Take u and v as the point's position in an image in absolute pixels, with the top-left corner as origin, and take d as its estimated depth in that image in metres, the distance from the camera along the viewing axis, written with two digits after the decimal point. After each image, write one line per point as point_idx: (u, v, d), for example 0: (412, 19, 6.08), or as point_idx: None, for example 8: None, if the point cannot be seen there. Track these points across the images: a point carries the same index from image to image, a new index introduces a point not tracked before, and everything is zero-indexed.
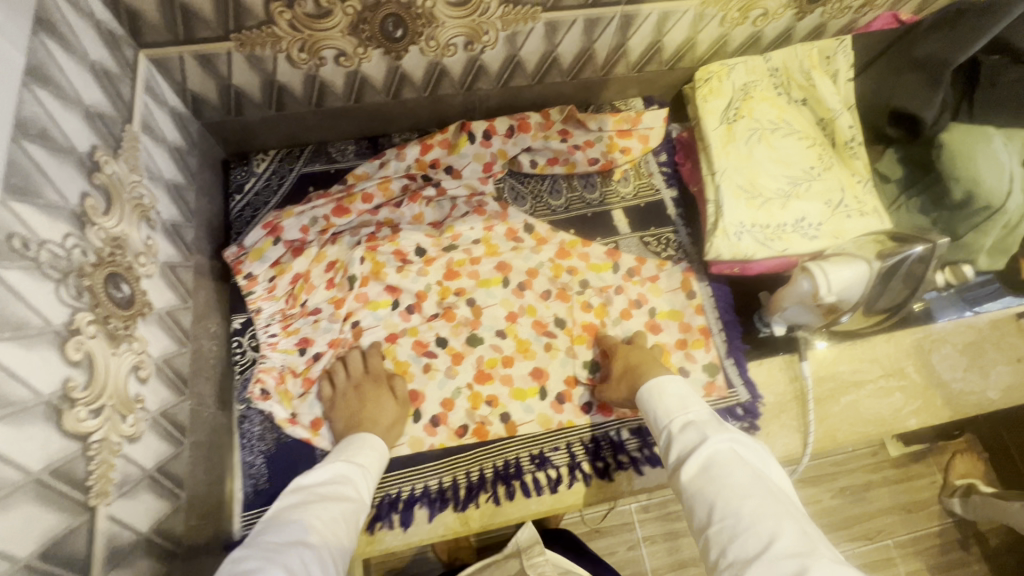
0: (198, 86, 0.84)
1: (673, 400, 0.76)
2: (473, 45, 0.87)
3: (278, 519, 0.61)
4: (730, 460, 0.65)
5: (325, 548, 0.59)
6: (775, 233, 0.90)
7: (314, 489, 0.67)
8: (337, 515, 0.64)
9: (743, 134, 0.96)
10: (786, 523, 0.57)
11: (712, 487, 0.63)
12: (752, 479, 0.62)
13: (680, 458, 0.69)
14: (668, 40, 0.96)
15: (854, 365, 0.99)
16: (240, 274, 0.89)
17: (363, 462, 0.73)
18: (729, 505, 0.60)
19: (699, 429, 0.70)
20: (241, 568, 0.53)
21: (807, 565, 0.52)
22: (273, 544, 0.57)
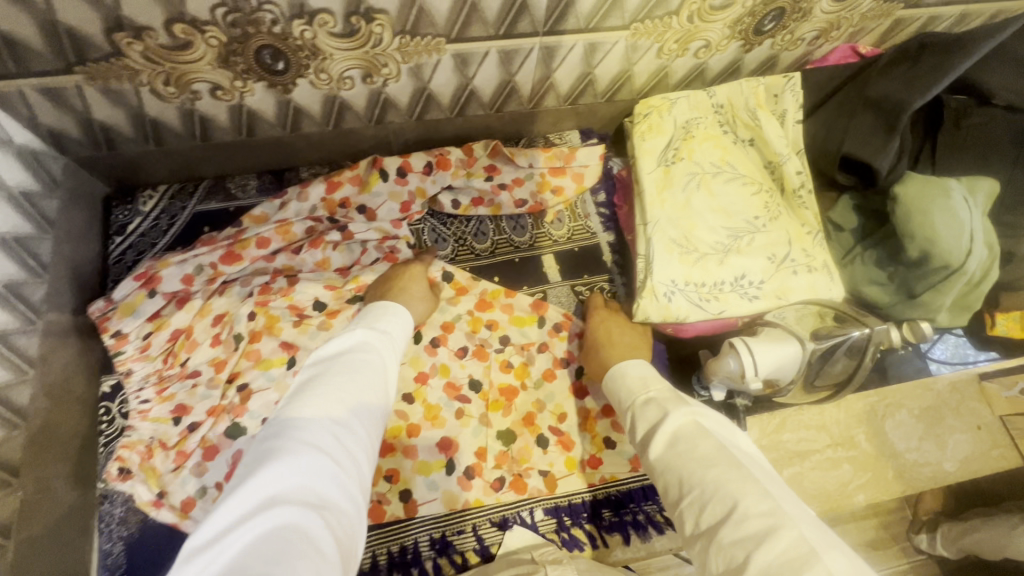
0: (53, 121, 0.74)
1: (633, 379, 0.68)
2: (373, 77, 0.77)
3: (309, 386, 0.55)
4: (693, 433, 0.57)
5: (357, 421, 0.54)
6: (711, 293, 0.81)
7: (341, 358, 0.59)
8: (371, 382, 0.58)
9: (681, 179, 0.86)
10: (751, 486, 0.50)
11: (677, 463, 0.55)
12: (716, 448, 0.54)
13: (645, 436, 0.61)
14: (600, 72, 0.86)
15: (799, 433, 0.90)
16: (107, 332, 0.79)
17: (387, 330, 0.67)
18: (694, 476, 0.53)
19: (661, 406, 0.62)
20: (274, 443, 0.48)
21: (775, 533, 0.45)
22: (305, 418, 0.51)
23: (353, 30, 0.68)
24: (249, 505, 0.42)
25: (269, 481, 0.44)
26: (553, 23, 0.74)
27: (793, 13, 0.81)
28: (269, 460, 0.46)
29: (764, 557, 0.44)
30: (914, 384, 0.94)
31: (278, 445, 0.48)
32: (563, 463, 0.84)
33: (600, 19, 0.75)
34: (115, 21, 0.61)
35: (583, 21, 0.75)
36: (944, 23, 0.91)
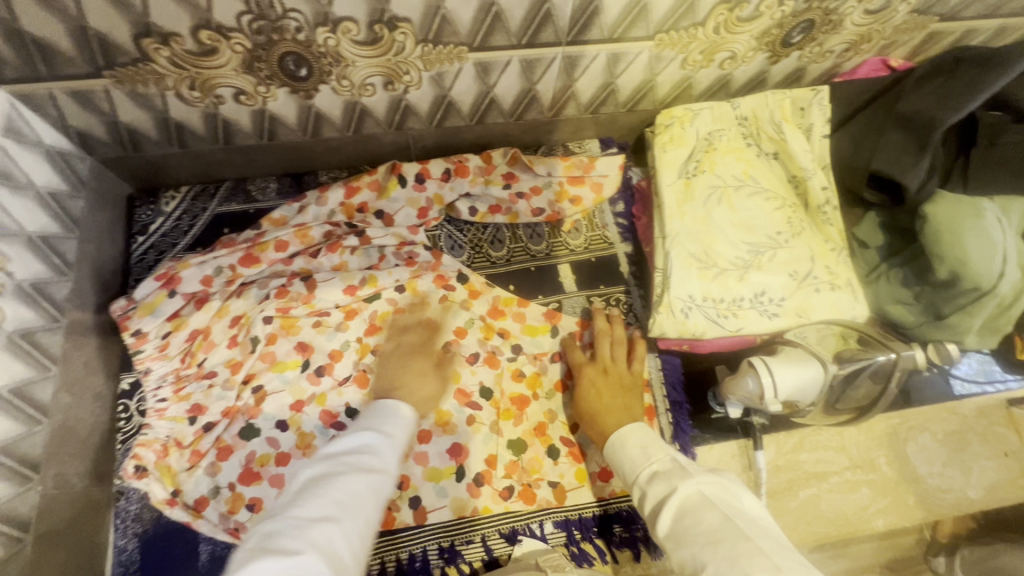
0: (81, 122, 0.75)
1: (634, 450, 0.64)
2: (394, 84, 0.77)
3: (302, 486, 0.53)
4: (699, 504, 0.53)
5: (351, 525, 0.50)
6: (729, 309, 0.80)
7: (341, 457, 0.57)
8: (367, 481, 0.55)
9: (702, 192, 0.85)
10: (760, 561, 0.45)
11: (685, 539, 0.51)
12: (722, 520, 0.50)
13: (652, 514, 0.57)
14: (622, 82, 0.85)
15: (817, 454, 0.88)
16: (127, 330, 0.80)
17: (388, 431, 0.64)
18: (702, 555, 0.49)
19: (665, 479, 0.58)
20: (265, 544, 0.45)
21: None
22: (298, 519, 0.48)
23: (376, 37, 0.68)
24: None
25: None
26: (577, 34, 0.73)
27: (823, 25, 0.79)
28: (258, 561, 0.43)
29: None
30: (937, 407, 0.92)
31: (268, 546, 0.45)
32: (573, 475, 0.83)
33: (625, 29, 0.74)
34: (144, 27, 0.62)
35: (607, 31, 0.74)
36: (981, 37, 0.88)
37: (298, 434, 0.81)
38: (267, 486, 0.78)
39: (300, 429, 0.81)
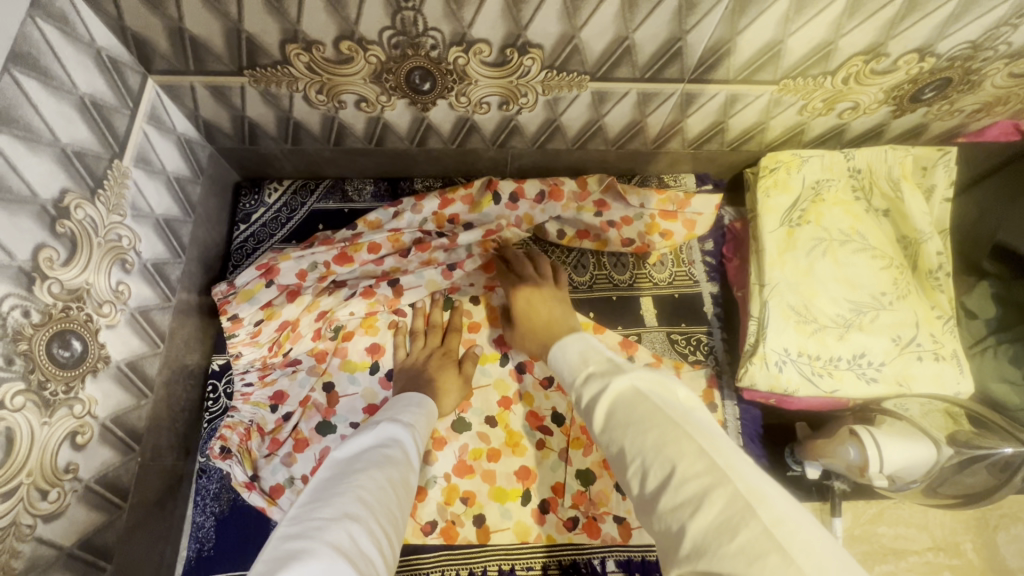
0: (210, 114, 0.79)
1: (572, 353, 0.65)
2: (509, 105, 0.78)
3: (335, 484, 0.54)
4: (630, 393, 0.54)
5: (378, 524, 0.51)
6: (825, 368, 0.76)
7: (357, 459, 0.59)
8: (389, 483, 0.57)
9: (806, 243, 0.82)
10: (687, 443, 0.45)
11: (616, 428, 0.52)
12: (649, 405, 0.51)
13: (589, 407, 0.58)
14: (733, 122, 0.83)
15: (897, 529, 0.83)
16: (224, 314, 0.82)
17: (409, 423, 0.68)
18: (631, 439, 0.50)
19: (600, 377, 0.58)
20: (285, 540, 0.46)
21: (708, 491, 0.41)
22: (329, 515, 0.48)
23: (504, 60, 0.69)
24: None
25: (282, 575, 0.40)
26: (702, 72, 0.72)
27: (960, 84, 0.75)
28: (280, 554, 0.43)
29: (698, 521, 0.40)
30: None
31: (295, 541, 0.45)
32: None
33: (751, 72, 0.72)
34: (291, 34, 0.65)
35: (733, 72, 0.72)
36: None
37: None
38: None
39: None
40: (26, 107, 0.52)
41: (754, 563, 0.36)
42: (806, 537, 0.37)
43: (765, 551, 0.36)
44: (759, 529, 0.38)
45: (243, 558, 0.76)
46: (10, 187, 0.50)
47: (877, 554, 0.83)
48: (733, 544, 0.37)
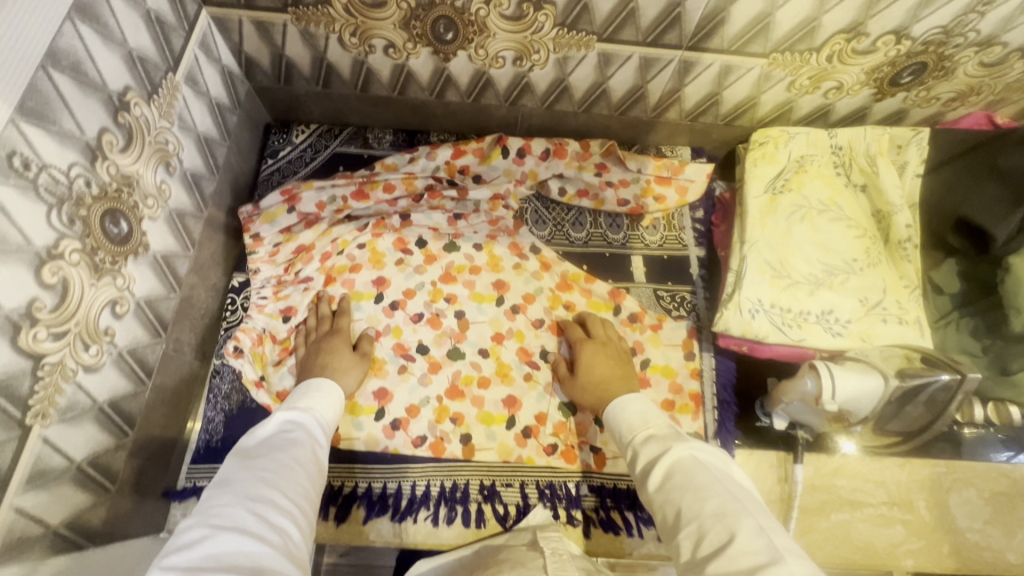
0: (253, 50, 0.87)
1: (634, 415, 0.72)
2: (522, 61, 0.86)
3: (238, 472, 0.58)
4: (690, 465, 0.62)
5: (286, 499, 0.56)
6: (795, 320, 0.83)
7: (264, 443, 0.63)
8: (296, 462, 0.62)
9: (786, 208, 0.89)
10: (746, 519, 0.54)
11: (674, 491, 0.60)
12: (712, 479, 0.59)
13: (645, 469, 0.65)
14: (727, 94, 0.91)
15: (854, 482, 0.89)
16: (248, 232, 0.91)
17: (308, 408, 0.72)
18: (691, 505, 0.57)
19: (661, 441, 0.67)
20: (188, 527, 0.51)
21: (766, 565, 0.49)
22: (229, 501, 0.53)
23: (521, 15, 0.77)
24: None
25: (177, 559, 0.47)
26: (698, 40, 0.80)
27: (935, 70, 0.83)
28: (177, 543, 0.48)
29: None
30: (989, 466, 0.91)
31: (194, 529, 0.50)
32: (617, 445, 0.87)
33: (744, 43, 0.80)
34: None
35: (727, 42, 0.80)
36: None
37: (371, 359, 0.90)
38: None
39: (375, 354, 0.90)
40: (105, 8, 0.60)
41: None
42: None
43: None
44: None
45: None
46: (87, 73, 0.58)
47: (835, 504, 0.88)
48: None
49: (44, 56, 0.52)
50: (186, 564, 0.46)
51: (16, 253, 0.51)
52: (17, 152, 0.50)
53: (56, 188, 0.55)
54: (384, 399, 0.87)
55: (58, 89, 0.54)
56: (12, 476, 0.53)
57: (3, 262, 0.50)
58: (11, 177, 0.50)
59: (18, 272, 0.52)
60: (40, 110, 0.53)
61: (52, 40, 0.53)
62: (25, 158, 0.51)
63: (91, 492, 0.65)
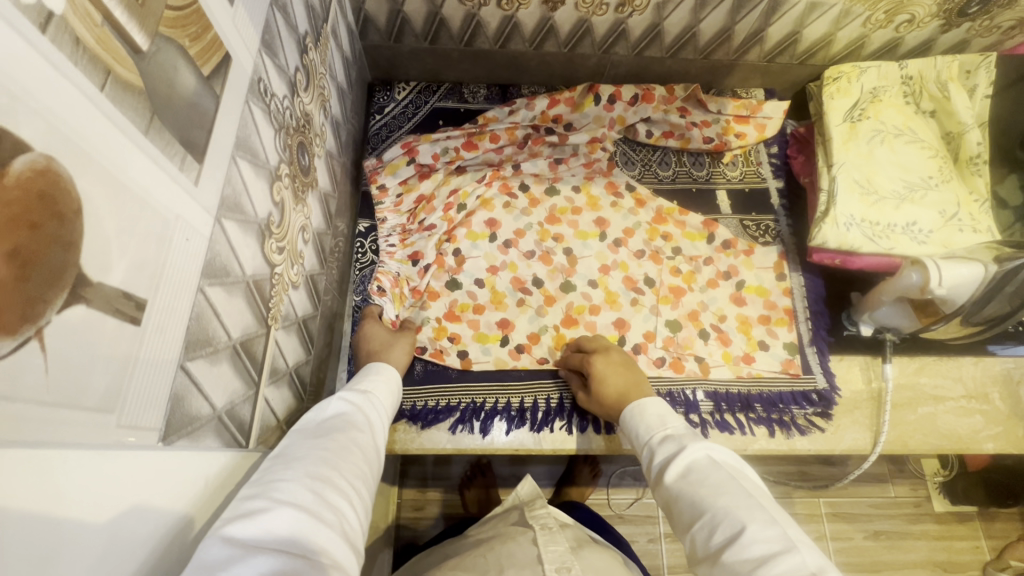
0: (373, 7, 0.93)
1: (650, 416, 0.70)
2: (624, 8, 0.93)
3: (297, 448, 0.57)
4: (706, 464, 0.60)
5: (344, 480, 0.55)
6: (884, 232, 0.91)
7: (323, 421, 0.62)
8: (352, 443, 0.60)
9: (866, 134, 0.98)
10: (758, 513, 0.54)
11: (690, 489, 0.59)
12: (728, 477, 0.58)
13: (658, 468, 0.64)
14: (807, 32, 0.99)
15: (935, 380, 0.99)
16: (376, 183, 1.01)
17: (367, 389, 0.72)
18: (705, 500, 0.57)
19: (675, 439, 0.65)
20: (250, 497, 0.49)
21: (779, 555, 0.50)
22: (289, 475, 0.52)
23: None
24: (224, 553, 0.43)
25: (233, 531, 0.45)
26: None
27: None
28: (238, 510, 0.47)
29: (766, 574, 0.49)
30: None
31: (255, 498, 0.49)
32: (720, 355, 0.96)
33: None
34: None
35: None
36: None
37: (491, 292, 0.98)
38: (465, 327, 0.95)
39: (495, 288, 0.98)
40: None
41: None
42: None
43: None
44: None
45: None
46: (290, 14, 0.65)
47: (919, 399, 0.97)
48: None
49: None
50: (244, 540, 0.44)
51: (262, 168, 0.58)
52: (262, 79, 0.57)
53: (278, 115, 0.62)
54: (507, 327, 0.95)
55: (277, 26, 0.61)
56: (264, 367, 0.61)
57: (257, 174, 0.57)
58: (259, 100, 0.57)
59: (263, 186, 0.58)
60: (271, 44, 0.59)
61: None
62: (265, 85, 0.58)
63: (295, 399, 0.73)
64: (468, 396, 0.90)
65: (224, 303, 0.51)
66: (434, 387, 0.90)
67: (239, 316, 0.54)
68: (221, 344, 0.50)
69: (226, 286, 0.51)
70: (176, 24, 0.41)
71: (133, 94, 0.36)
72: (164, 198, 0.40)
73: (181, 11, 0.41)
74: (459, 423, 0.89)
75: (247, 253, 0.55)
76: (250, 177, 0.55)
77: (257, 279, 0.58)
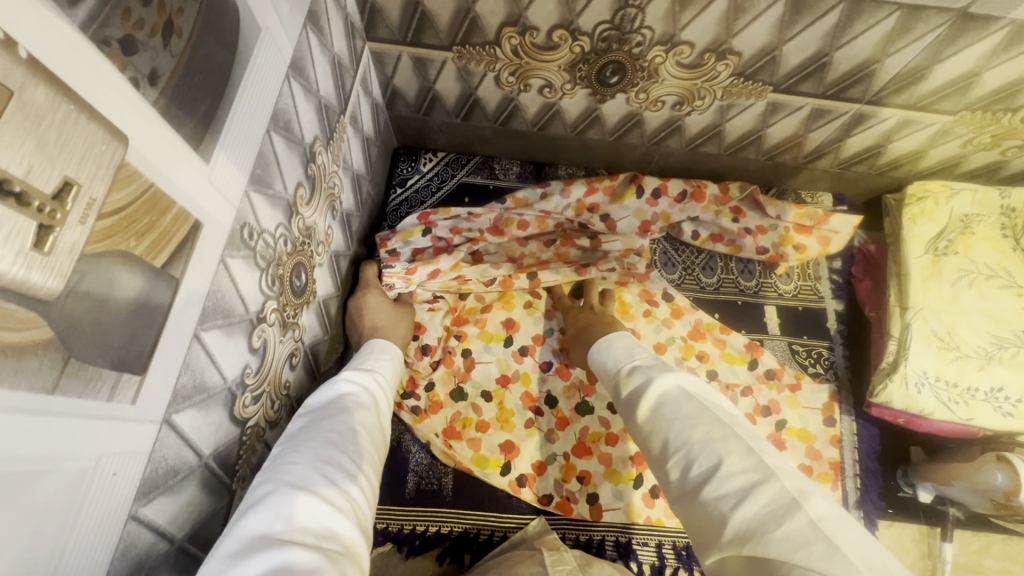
0: (402, 83, 0.85)
1: (619, 348, 0.68)
2: (682, 106, 0.82)
3: (304, 432, 0.53)
4: (679, 396, 0.56)
5: (354, 464, 0.51)
6: (962, 396, 0.78)
7: (329, 404, 0.59)
8: (361, 427, 0.57)
9: (951, 274, 0.84)
10: (734, 443, 0.49)
11: (663, 424, 0.55)
12: (699, 408, 0.54)
13: (631, 404, 0.60)
14: (893, 147, 0.86)
15: (1003, 564, 0.85)
16: (385, 249, 0.91)
17: (373, 367, 0.69)
18: (680, 434, 0.52)
19: (646, 370, 0.62)
20: (259, 486, 0.46)
21: (756, 484, 0.45)
22: (299, 459, 0.48)
23: (699, 63, 0.72)
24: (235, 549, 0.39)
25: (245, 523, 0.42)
26: (885, 94, 0.75)
27: None
28: (250, 500, 0.44)
29: (745, 512, 0.44)
30: None
31: (264, 486, 0.45)
32: None
33: (935, 100, 0.75)
34: (514, 18, 0.69)
35: (915, 98, 0.75)
36: None
37: (499, 407, 0.89)
38: (465, 446, 0.86)
39: (503, 403, 0.89)
40: (309, 59, 0.58)
41: (793, 542, 0.40)
42: (844, 528, 0.41)
43: (809, 536, 0.40)
44: (797, 517, 0.42)
45: (384, 493, 0.82)
46: (293, 130, 0.57)
47: None
48: (779, 530, 0.42)
49: (269, 120, 0.51)
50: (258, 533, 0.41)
51: (238, 323, 0.50)
52: (247, 223, 0.49)
53: (267, 251, 0.54)
54: (511, 453, 0.86)
55: (275, 150, 0.53)
56: None
57: (230, 335, 0.49)
58: (241, 250, 0.48)
59: (238, 343, 0.50)
60: (263, 175, 0.51)
61: (275, 102, 0.52)
62: (251, 228, 0.50)
63: None
64: (462, 524, 0.82)
65: (165, 511, 0.43)
66: (425, 510, 0.82)
67: (187, 509, 0.46)
68: (159, 558, 0.43)
69: (169, 490, 0.43)
70: (114, 231, 0.32)
71: (33, 356, 0.28)
72: (73, 448, 0.32)
73: (123, 211, 0.33)
74: (447, 554, 0.80)
75: (207, 431, 0.47)
76: (219, 344, 0.47)
77: (218, 451, 0.50)
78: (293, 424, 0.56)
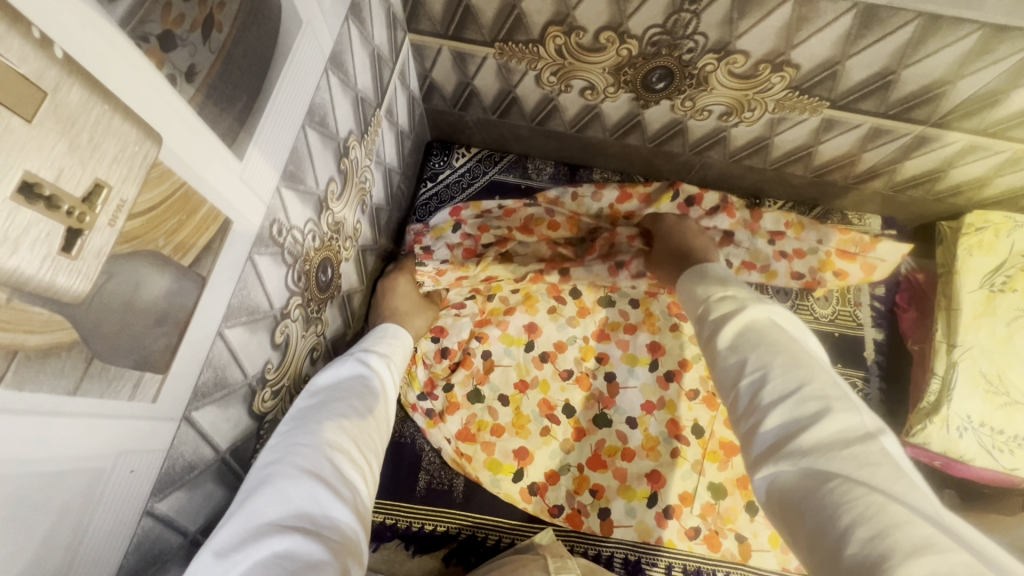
0: (440, 76, 0.83)
1: (713, 279, 0.64)
2: (730, 116, 0.78)
3: (314, 411, 0.52)
4: (768, 326, 0.54)
5: (359, 451, 0.51)
6: (1006, 443, 0.74)
7: (338, 385, 0.57)
8: (369, 413, 0.56)
9: (1007, 312, 0.78)
10: (821, 376, 0.47)
11: (748, 348, 0.52)
12: (788, 341, 0.51)
13: (715, 324, 0.57)
14: (955, 172, 0.80)
15: None
16: (418, 246, 0.89)
17: (386, 352, 0.68)
18: (764, 358, 0.50)
19: (739, 299, 0.58)
20: (266, 466, 0.46)
21: (835, 411, 0.44)
22: (308, 441, 0.48)
23: (753, 74, 0.68)
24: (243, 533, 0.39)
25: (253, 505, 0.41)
26: (952, 118, 0.70)
27: None
28: (258, 481, 0.44)
29: (814, 432, 0.43)
30: None
31: (272, 467, 0.45)
32: (766, 538, 0.80)
33: (1007, 127, 0.69)
34: (561, 17, 0.67)
35: (986, 123, 0.70)
36: None
37: (516, 413, 0.88)
38: (479, 449, 0.85)
39: (520, 409, 0.88)
40: (349, 52, 0.57)
41: (865, 466, 0.39)
42: (911, 468, 0.41)
43: (880, 461, 0.40)
44: (878, 449, 0.40)
45: (394, 490, 0.82)
46: (328, 125, 0.56)
47: None
48: (847, 450, 0.41)
49: (305, 115, 0.50)
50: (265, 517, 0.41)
51: (262, 319, 0.49)
52: (276, 220, 0.48)
53: (295, 248, 0.53)
54: (524, 460, 0.85)
55: (309, 145, 0.52)
56: None
57: (253, 331, 0.48)
58: (269, 247, 0.48)
59: (261, 338, 0.50)
60: (295, 171, 0.50)
61: (312, 97, 0.51)
62: (280, 224, 0.49)
63: None
64: (470, 526, 0.81)
65: (180, 505, 0.44)
66: (433, 510, 0.81)
67: (201, 503, 0.46)
68: (172, 551, 0.44)
69: (185, 484, 0.44)
70: (144, 230, 0.32)
71: (57, 359, 0.28)
72: (94, 448, 0.32)
73: (153, 210, 0.32)
74: (454, 556, 0.79)
75: (224, 427, 0.47)
76: (242, 341, 0.47)
77: (234, 446, 0.50)
78: (301, 400, 0.55)
